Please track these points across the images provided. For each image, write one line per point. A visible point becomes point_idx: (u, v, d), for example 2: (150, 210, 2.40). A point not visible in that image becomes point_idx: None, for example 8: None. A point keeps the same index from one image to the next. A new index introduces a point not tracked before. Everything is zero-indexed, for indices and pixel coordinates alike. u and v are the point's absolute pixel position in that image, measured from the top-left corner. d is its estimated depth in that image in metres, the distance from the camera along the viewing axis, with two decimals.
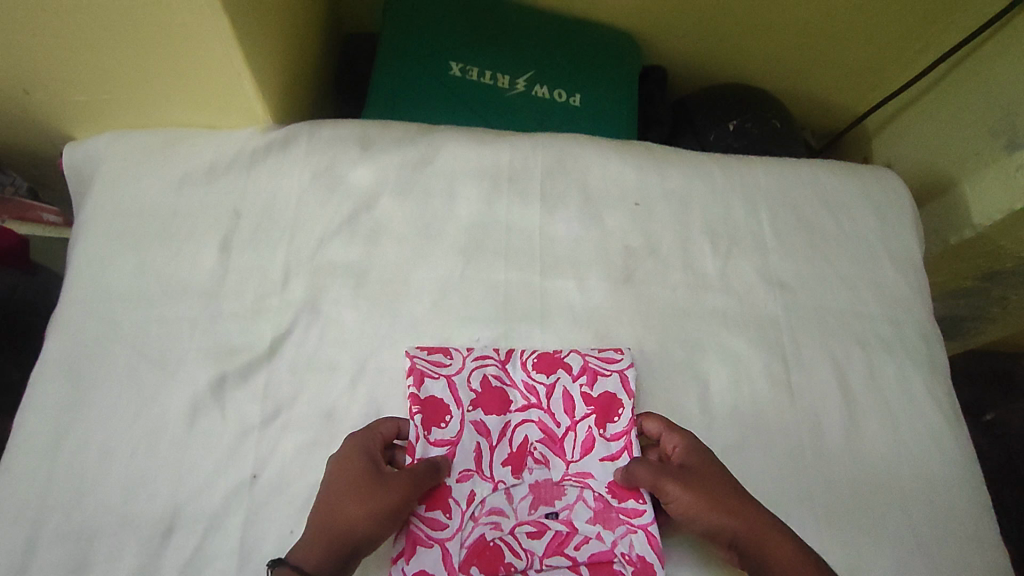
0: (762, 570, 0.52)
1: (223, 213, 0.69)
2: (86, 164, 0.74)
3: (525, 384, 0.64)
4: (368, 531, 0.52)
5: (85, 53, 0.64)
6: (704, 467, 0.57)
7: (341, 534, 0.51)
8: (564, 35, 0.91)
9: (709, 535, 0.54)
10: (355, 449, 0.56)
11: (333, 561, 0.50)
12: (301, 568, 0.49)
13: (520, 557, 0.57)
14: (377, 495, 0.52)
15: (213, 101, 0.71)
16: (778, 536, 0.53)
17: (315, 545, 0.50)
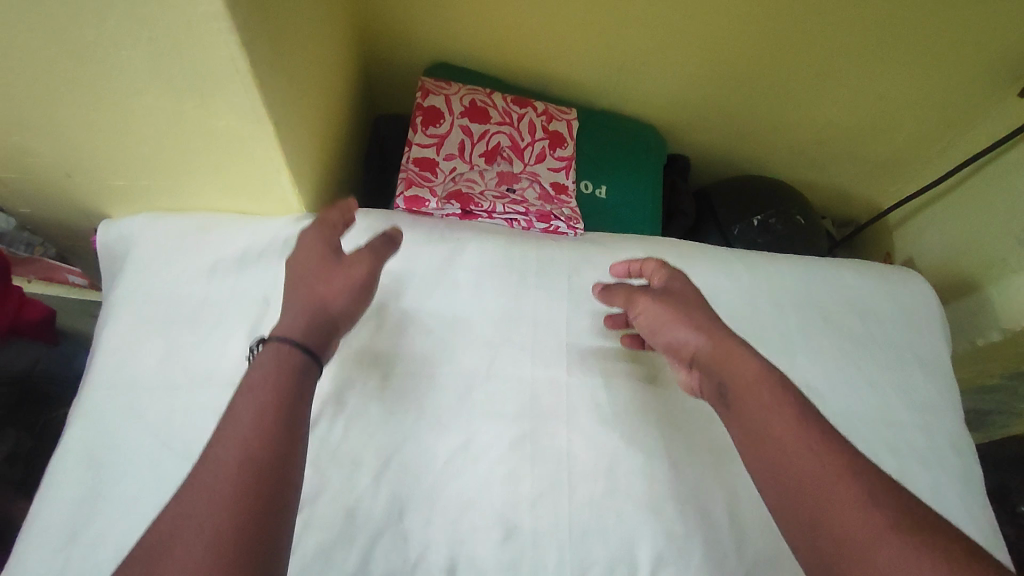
0: (747, 407, 0.53)
1: (254, 301, 0.69)
2: (120, 244, 0.75)
3: (503, 109, 0.86)
4: (343, 303, 0.58)
5: (129, 142, 0.65)
6: (676, 286, 0.64)
7: (316, 307, 0.56)
8: (593, 127, 0.93)
9: (675, 348, 0.60)
10: (314, 249, 0.61)
11: (315, 333, 0.54)
12: (287, 342, 0.52)
13: (484, 205, 0.79)
14: (343, 270, 0.59)
15: (249, 192, 0.72)
16: (755, 372, 0.54)
17: (296, 325, 0.54)
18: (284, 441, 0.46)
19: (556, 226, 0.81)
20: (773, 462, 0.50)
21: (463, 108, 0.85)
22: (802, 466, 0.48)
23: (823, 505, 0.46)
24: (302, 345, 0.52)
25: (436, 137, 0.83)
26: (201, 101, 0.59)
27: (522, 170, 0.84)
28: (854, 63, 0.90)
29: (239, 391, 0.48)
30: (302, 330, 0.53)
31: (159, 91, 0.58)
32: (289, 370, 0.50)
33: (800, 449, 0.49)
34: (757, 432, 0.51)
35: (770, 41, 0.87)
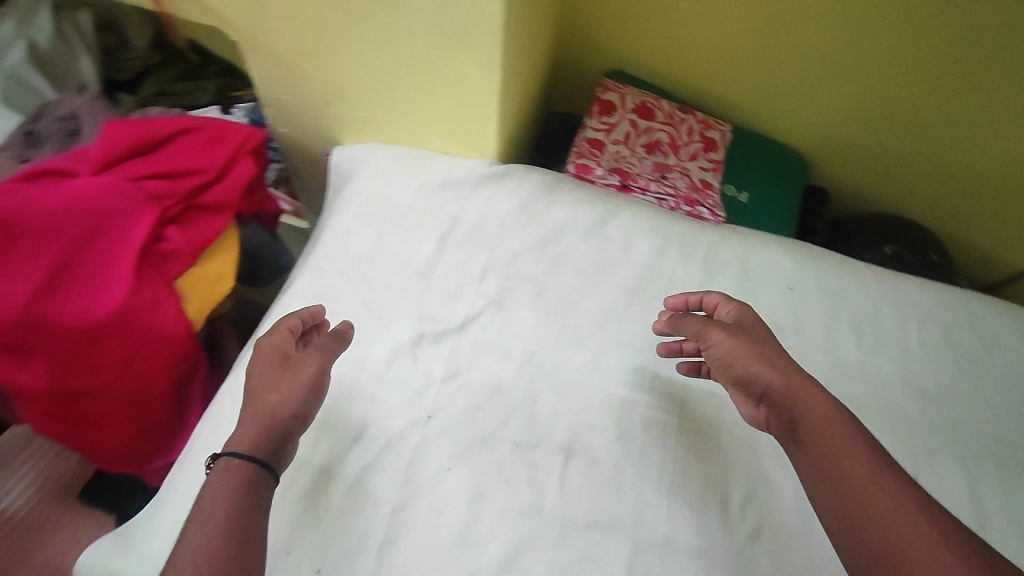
0: (821, 445, 0.56)
1: (445, 218, 0.85)
2: (347, 162, 0.95)
3: (667, 112, 1.00)
4: (292, 407, 0.59)
5: (387, 77, 0.86)
6: (753, 326, 0.65)
7: (269, 419, 0.58)
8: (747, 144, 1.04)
9: (747, 379, 0.62)
10: (265, 351, 0.62)
11: (269, 443, 0.57)
12: (236, 454, 0.55)
13: (638, 184, 0.93)
14: (292, 372, 0.61)
15: (457, 136, 0.89)
16: (828, 412, 0.57)
17: (249, 438, 0.56)
18: (242, 557, 0.49)
19: (697, 214, 0.92)
20: (839, 493, 0.53)
21: (634, 106, 0.99)
22: (879, 510, 0.51)
23: (886, 528, 0.50)
24: (253, 457, 0.55)
25: (608, 125, 0.97)
26: (455, 45, 0.77)
27: (676, 164, 0.97)
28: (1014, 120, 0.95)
29: (194, 513, 0.50)
30: (251, 440, 0.56)
31: (429, 32, 0.77)
32: (239, 489, 0.53)
33: (863, 483, 0.52)
34: (829, 467, 0.54)
35: (924, 88, 0.96)
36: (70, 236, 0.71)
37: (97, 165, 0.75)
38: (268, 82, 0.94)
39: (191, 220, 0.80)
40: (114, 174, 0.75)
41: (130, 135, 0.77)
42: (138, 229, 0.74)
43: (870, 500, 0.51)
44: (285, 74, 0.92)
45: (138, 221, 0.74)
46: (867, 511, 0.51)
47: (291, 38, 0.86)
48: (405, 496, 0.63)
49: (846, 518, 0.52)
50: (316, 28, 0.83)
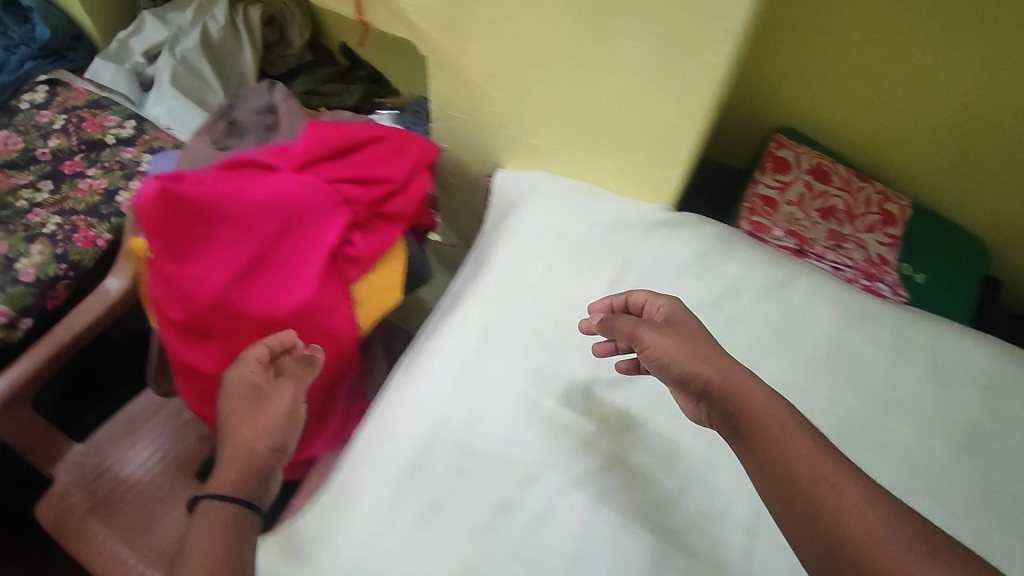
0: (757, 441, 0.53)
1: (618, 259, 0.82)
2: (513, 188, 0.95)
3: (845, 178, 0.95)
4: (267, 442, 0.67)
5: (574, 110, 0.83)
6: (683, 319, 0.64)
7: (240, 449, 0.66)
8: (928, 221, 0.98)
9: (683, 379, 0.60)
10: (239, 391, 0.68)
11: (235, 474, 0.64)
12: (213, 496, 0.62)
13: (815, 250, 0.88)
14: (267, 408, 0.69)
15: (633, 177, 0.86)
16: (768, 406, 0.54)
17: (231, 480, 0.64)
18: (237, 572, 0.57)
19: (879, 290, 0.87)
20: (781, 487, 0.50)
21: (810, 167, 0.94)
22: (846, 514, 0.47)
23: (845, 519, 0.47)
24: (230, 497, 0.62)
25: (782, 183, 0.93)
26: (665, 89, 0.74)
27: (851, 234, 0.92)
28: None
29: (189, 545, 0.58)
30: (232, 482, 0.63)
31: (639, 73, 0.74)
32: (223, 522, 0.60)
33: (810, 469, 0.50)
34: (778, 457, 0.51)
35: None
36: (269, 234, 0.72)
37: (298, 163, 0.75)
38: (443, 96, 0.93)
39: (373, 227, 0.80)
40: (314, 175, 0.75)
41: (333, 138, 0.77)
42: (330, 234, 0.74)
43: (822, 486, 0.49)
44: (464, 93, 0.90)
45: (331, 227, 0.75)
46: (824, 499, 0.48)
47: (483, 59, 0.83)
48: (581, 549, 0.62)
49: (802, 509, 0.49)
50: (512, 53, 0.80)
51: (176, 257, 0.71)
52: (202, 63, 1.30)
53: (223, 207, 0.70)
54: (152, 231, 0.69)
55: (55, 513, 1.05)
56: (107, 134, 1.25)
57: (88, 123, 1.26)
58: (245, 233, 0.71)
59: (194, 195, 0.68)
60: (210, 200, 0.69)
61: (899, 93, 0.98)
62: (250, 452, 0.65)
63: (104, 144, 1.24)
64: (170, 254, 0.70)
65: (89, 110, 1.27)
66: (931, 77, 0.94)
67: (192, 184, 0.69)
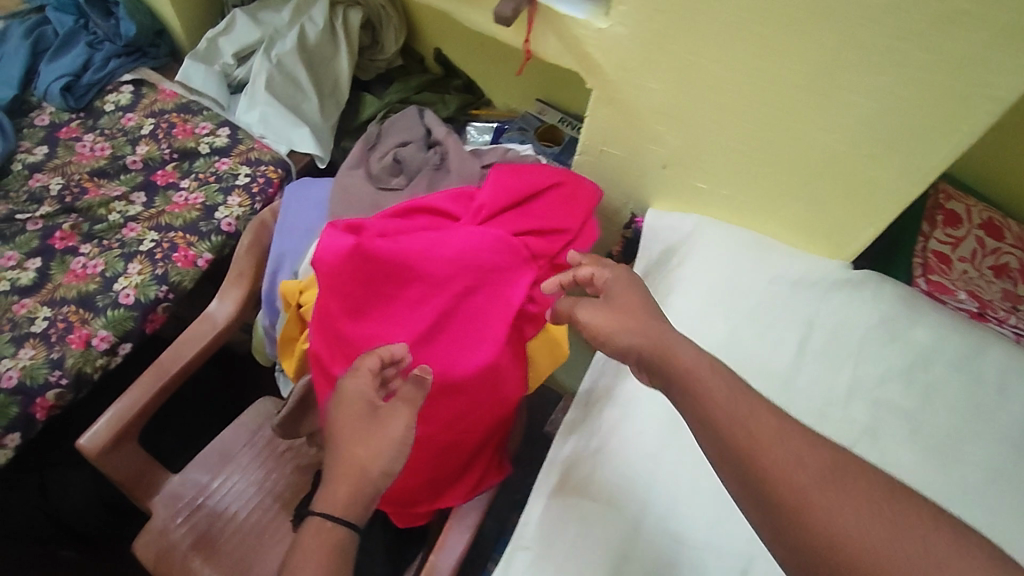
0: (725, 429, 0.51)
1: (800, 320, 0.78)
2: (668, 232, 0.88)
3: (1018, 235, 0.89)
4: (378, 456, 0.59)
5: (759, 162, 0.76)
6: (626, 295, 0.65)
7: (355, 474, 0.58)
8: None
9: (625, 354, 0.61)
10: (347, 402, 0.61)
11: (352, 503, 0.58)
12: (324, 517, 0.57)
13: (995, 312, 0.84)
14: (381, 428, 0.60)
15: (812, 230, 0.80)
16: (736, 395, 0.53)
17: (343, 498, 0.57)
18: None
19: None
20: (761, 486, 0.48)
21: (981, 222, 0.89)
22: (829, 515, 0.45)
23: (827, 535, 0.45)
24: (340, 519, 0.56)
25: (953, 239, 0.88)
26: (882, 153, 0.68)
27: None
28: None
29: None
30: (344, 503, 0.57)
31: (855, 135, 0.67)
32: (330, 549, 0.56)
33: (800, 487, 0.47)
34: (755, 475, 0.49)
35: None
36: (454, 290, 0.67)
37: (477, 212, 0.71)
38: (601, 132, 0.87)
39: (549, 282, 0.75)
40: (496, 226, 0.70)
41: (512, 185, 0.72)
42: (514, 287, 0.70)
43: (813, 504, 0.46)
44: (628, 131, 0.84)
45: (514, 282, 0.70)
46: (808, 516, 0.46)
47: (661, 101, 0.77)
48: None
49: (792, 532, 0.46)
50: (699, 100, 0.74)
51: (357, 316, 0.68)
52: (298, 69, 1.21)
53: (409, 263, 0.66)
54: (335, 288, 0.66)
55: (154, 553, 0.97)
56: (200, 142, 1.18)
57: (179, 129, 1.20)
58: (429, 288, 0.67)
59: (382, 252, 0.65)
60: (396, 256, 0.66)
61: None
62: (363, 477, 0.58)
63: (197, 154, 1.18)
64: (351, 311, 0.68)
65: (180, 115, 1.21)
66: None
67: (379, 240, 0.66)
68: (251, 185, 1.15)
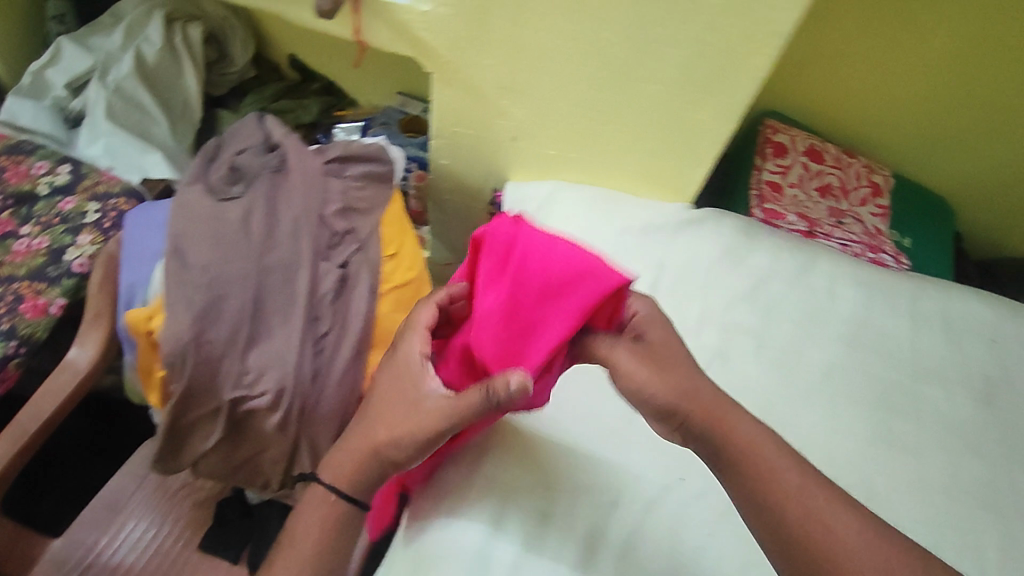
0: (754, 465, 0.51)
1: (651, 264, 0.83)
2: (523, 202, 0.92)
3: (835, 158, 1.00)
4: (408, 451, 0.57)
5: (598, 120, 0.82)
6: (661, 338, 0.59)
7: (370, 454, 0.58)
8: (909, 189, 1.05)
9: (666, 412, 0.55)
10: (411, 371, 0.59)
11: (363, 483, 0.59)
12: (329, 483, 0.59)
13: (822, 228, 0.93)
14: (420, 417, 0.57)
15: (654, 179, 0.87)
16: (752, 434, 0.53)
17: (350, 468, 0.59)
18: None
19: (880, 257, 0.94)
20: (771, 513, 0.49)
21: (804, 149, 0.99)
22: (863, 559, 0.47)
23: (769, 494, 0.50)
24: (343, 493, 0.59)
25: (782, 167, 0.97)
26: (698, 96, 0.75)
27: (848, 208, 0.97)
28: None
29: (286, 538, 0.59)
30: (348, 478, 0.59)
31: (671, 82, 0.74)
32: (327, 516, 0.59)
33: (804, 498, 0.49)
34: (717, 436, 0.53)
35: None
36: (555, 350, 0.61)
37: None
38: (449, 112, 0.90)
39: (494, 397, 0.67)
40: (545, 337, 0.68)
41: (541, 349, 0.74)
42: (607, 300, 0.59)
43: (818, 522, 0.48)
44: (476, 107, 0.88)
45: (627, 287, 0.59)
46: (815, 536, 0.48)
47: (501, 74, 0.82)
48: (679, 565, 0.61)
49: (755, 495, 0.51)
50: (534, 65, 0.79)
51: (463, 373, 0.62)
52: (141, 93, 1.16)
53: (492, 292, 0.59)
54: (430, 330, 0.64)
55: None
56: (39, 183, 1.09)
57: (10, 172, 1.09)
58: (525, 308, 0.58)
59: None
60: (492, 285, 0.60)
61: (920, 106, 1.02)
62: (374, 458, 0.58)
63: (36, 196, 1.08)
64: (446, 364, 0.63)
65: (9, 157, 1.10)
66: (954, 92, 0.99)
67: None
68: (103, 221, 1.07)
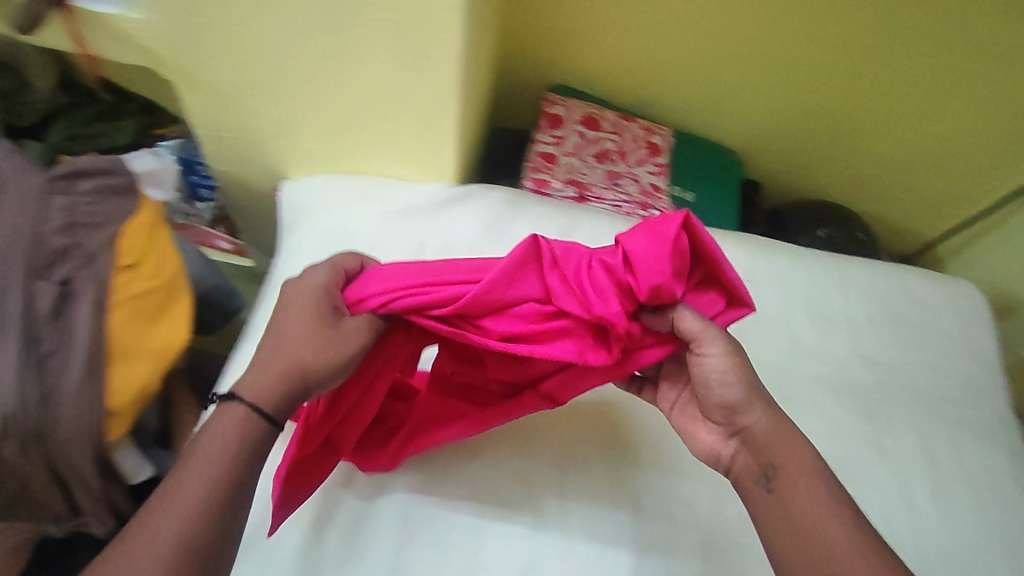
0: (792, 480, 0.57)
1: (411, 245, 0.86)
2: (299, 198, 0.92)
3: (612, 123, 1.04)
4: (323, 373, 0.57)
5: (340, 108, 0.84)
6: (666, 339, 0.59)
7: (297, 374, 0.56)
8: (693, 145, 1.10)
9: (731, 413, 0.60)
10: (317, 298, 0.58)
11: (283, 401, 0.55)
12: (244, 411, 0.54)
13: (594, 191, 0.97)
14: (349, 342, 0.57)
15: (414, 161, 0.89)
16: (813, 460, 0.58)
17: (260, 389, 0.55)
18: (214, 537, 0.50)
19: (652, 212, 0.97)
20: (812, 545, 0.54)
21: (580, 117, 1.02)
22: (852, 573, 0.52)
23: (806, 519, 0.55)
24: (260, 410, 0.54)
25: (557, 137, 1.00)
26: (415, 76, 0.77)
27: (625, 170, 1.01)
28: (924, 102, 1.04)
29: (185, 459, 0.52)
30: (267, 393, 0.54)
31: (384, 66, 0.76)
32: (232, 450, 0.53)
33: (835, 527, 0.54)
34: (771, 462, 0.58)
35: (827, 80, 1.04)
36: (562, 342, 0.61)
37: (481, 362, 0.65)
38: (208, 116, 0.91)
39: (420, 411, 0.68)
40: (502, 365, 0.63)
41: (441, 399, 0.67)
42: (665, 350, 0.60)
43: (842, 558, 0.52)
44: (231, 109, 0.89)
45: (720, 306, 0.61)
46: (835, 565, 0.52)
47: (236, 73, 0.83)
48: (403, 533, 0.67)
49: (806, 523, 0.55)
50: (262, 61, 0.80)
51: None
52: None
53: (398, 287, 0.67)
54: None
55: None
56: None
57: None
58: (557, 307, 0.59)
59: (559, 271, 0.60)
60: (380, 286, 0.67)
61: (689, 56, 1.04)
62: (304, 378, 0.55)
63: None
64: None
65: None
66: (708, 39, 1.01)
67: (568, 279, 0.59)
68: None
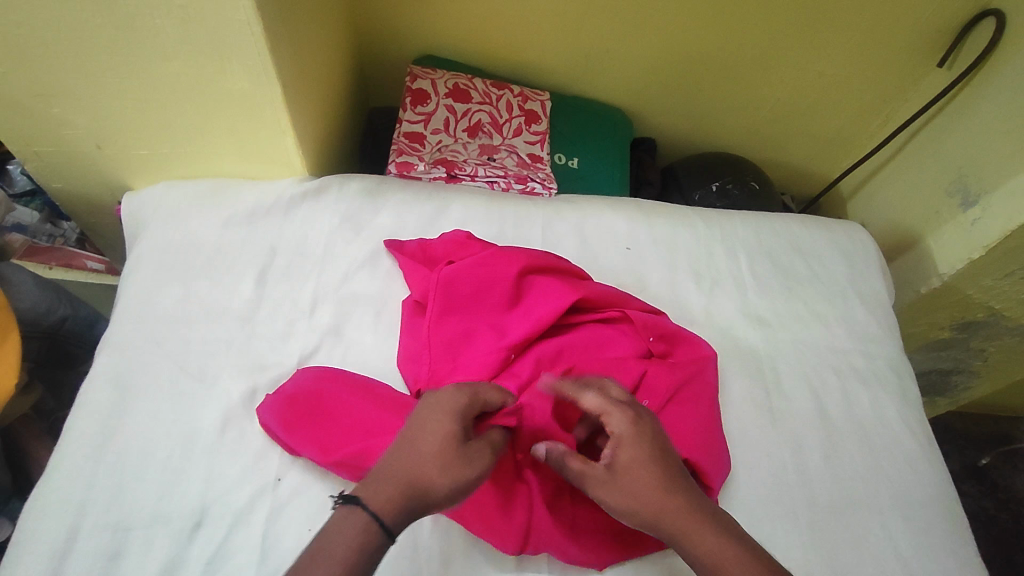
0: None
1: (262, 249, 0.78)
2: (141, 211, 0.81)
3: (483, 91, 0.97)
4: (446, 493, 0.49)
5: (157, 110, 0.73)
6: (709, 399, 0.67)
7: (418, 489, 0.48)
8: (577, 107, 1.05)
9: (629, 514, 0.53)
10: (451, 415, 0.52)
11: (406, 515, 0.47)
12: (376, 517, 0.46)
13: (466, 168, 0.90)
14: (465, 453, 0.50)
15: (258, 158, 0.81)
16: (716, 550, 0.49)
17: (389, 498, 0.47)
18: None
19: (530, 185, 0.92)
20: None
21: (447, 90, 0.95)
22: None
23: None
24: (384, 523, 0.46)
25: (424, 114, 0.93)
26: (219, 64, 0.66)
27: (501, 143, 0.95)
28: (806, 41, 0.99)
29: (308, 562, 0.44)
30: (390, 501, 0.47)
31: (181, 58, 0.66)
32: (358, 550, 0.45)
33: None
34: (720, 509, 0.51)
35: (701, 33, 0.99)
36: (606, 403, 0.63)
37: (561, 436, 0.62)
38: (13, 134, 0.78)
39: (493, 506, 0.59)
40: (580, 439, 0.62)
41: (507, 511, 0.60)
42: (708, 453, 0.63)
43: None
44: (32, 122, 0.76)
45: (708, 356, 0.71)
46: None
47: (22, 81, 0.70)
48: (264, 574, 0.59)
49: None
50: (43, 64, 0.67)
51: (329, 444, 0.64)
52: None
53: (487, 320, 0.69)
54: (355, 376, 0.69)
55: None
56: None
57: None
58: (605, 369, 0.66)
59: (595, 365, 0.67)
60: (473, 333, 0.68)
61: (554, 17, 0.97)
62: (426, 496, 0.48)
63: None
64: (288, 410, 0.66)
65: None
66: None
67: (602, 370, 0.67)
68: None
